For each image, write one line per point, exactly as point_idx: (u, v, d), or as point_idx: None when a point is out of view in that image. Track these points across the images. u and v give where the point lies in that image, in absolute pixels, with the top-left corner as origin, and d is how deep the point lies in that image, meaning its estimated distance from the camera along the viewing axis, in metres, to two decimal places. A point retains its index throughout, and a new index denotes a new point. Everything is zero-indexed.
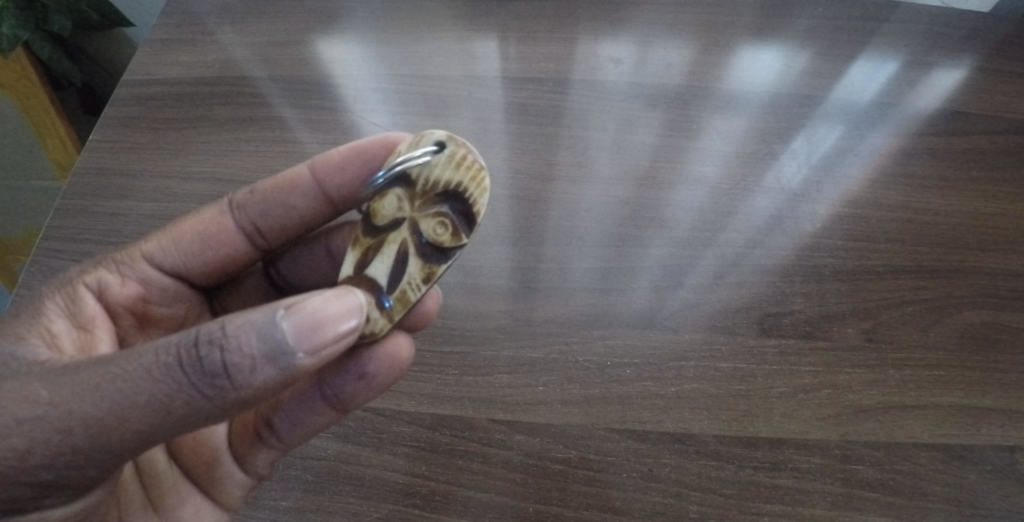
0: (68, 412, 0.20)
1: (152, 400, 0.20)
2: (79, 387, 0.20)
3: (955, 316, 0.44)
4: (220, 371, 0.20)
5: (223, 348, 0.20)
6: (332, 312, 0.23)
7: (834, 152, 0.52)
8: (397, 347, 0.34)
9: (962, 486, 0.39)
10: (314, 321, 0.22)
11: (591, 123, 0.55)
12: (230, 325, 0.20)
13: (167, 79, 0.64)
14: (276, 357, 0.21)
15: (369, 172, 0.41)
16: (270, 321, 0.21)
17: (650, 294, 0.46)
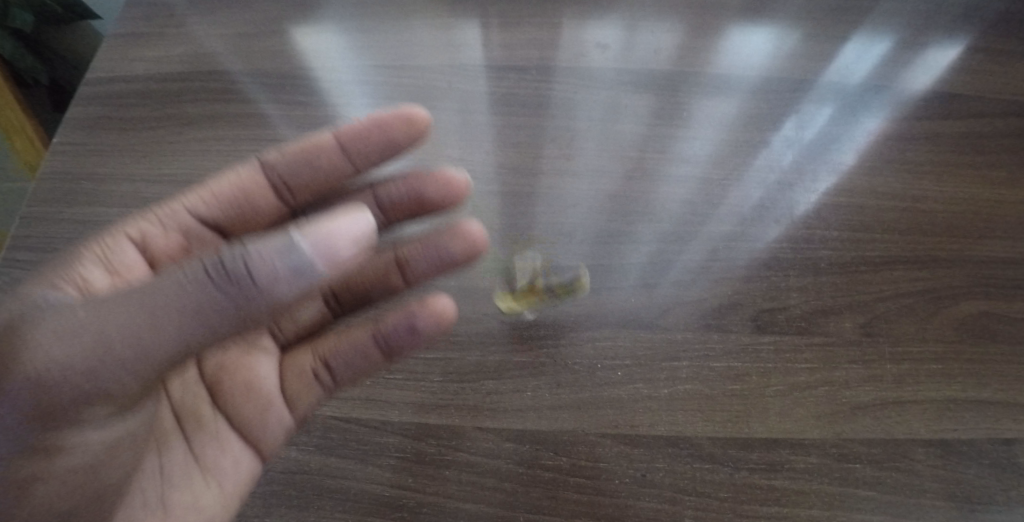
0: (112, 330, 0.23)
1: (195, 307, 0.23)
2: (125, 307, 0.23)
3: (953, 307, 0.43)
4: (247, 279, 0.23)
5: (249, 261, 0.23)
6: (344, 235, 0.26)
7: (828, 137, 0.50)
8: (443, 304, 0.42)
9: (961, 483, 0.38)
10: (326, 244, 0.25)
11: (577, 113, 0.53)
12: (251, 246, 0.24)
13: (133, 75, 0.60)
14: (298, 276, 0.24)
15: (387, 141, 0.46)
16: (289, 243, 0.24)
17: (639, 291, 0.44)
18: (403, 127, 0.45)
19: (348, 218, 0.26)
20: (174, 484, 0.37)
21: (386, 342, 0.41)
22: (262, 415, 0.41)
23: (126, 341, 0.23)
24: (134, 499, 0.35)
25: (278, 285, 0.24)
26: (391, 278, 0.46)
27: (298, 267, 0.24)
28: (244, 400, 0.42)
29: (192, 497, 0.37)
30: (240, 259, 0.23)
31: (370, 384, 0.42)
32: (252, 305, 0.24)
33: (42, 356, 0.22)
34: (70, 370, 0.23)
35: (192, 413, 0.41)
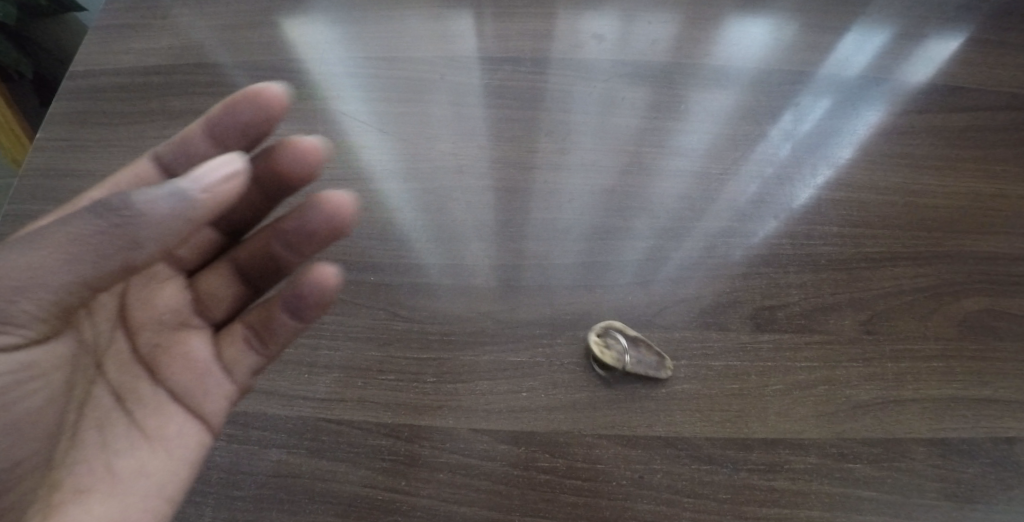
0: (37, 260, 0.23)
1: (86, 247, 0.23)
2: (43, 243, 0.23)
3: (955, 304, 0.42)
4: (121, 229, 0.22)
5: (119, 214, 0.22)
6: (215, 174, 0.23)
7: (828, 130, 0.49)
8: (327, 270, 0.34)
9: (963, 482, 0.37)
10: (202, 183, 0.23)
11: (572, 105, 0.52)
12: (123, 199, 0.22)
13: (117, 68, 0.59)
14: (175, 218, 0.23)
15: (251, 123, 0.36)
16: (154, 193, 0.22)
17: (636, 289, 0.44)
18: (256, 109, 0.35)
19: (221, 159, 0.24)
20: (129, 453, 0.29)
21: (291, 306, 0.35)
22: (206, 386, 0.34)
23: (23, 266, 0.23)
24: (74, 472, 0.28)
25: (159, 222, 0.23)
26: (382, 277, 0.45)
27: (178, 204, 0.23)
28: (183, 373, 0.33)
29: (140, 465, 0.29)
30: (118, 196, 0.22)
31: (361, 385, 0.41)
32: (139, 243, 0.23)
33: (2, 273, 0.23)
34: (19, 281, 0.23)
35: (131, 391, 0.31)
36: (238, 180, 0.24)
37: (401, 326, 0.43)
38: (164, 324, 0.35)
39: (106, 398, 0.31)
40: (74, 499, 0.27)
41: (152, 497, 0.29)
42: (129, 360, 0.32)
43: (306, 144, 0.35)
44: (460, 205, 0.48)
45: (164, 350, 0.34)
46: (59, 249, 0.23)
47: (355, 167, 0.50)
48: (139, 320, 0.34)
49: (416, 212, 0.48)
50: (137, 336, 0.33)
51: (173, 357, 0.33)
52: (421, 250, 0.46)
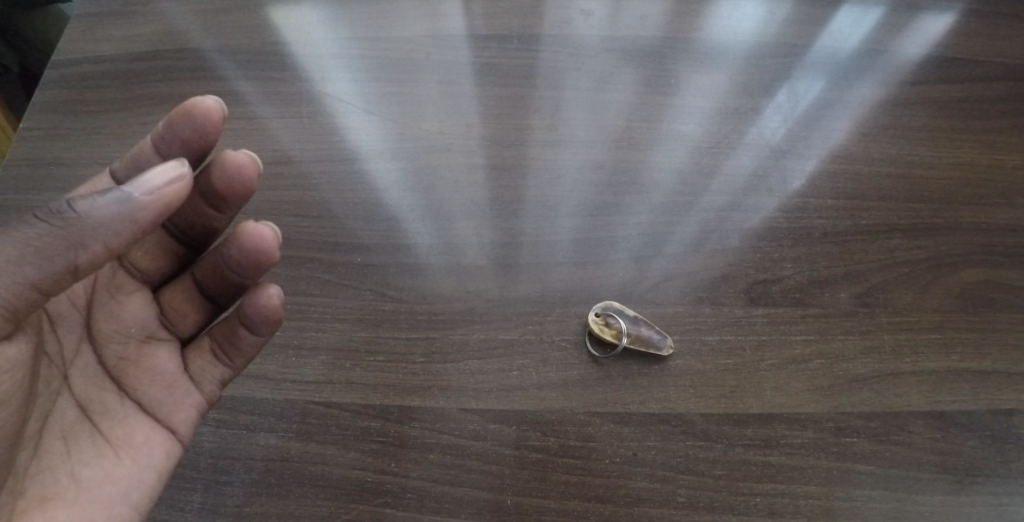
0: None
1: (42, 252, 0.24)
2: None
3: (952, 276, 0.42)
4: (74, 230, 0.24)
5: (73, 217, 0.24)
6: (158, 180, 0.25)
7: (822, 103, 0.48)
8: (270, 293, 0.35)
9: (960, 455, 0.37)
10: (145, 188, 0.25)
11: (562, 82, 0.51)
12: (77, 206, 0.24)
13: (99, 55, 0.58)
14: (121, 218, 0.25)
15: (198, 140, 0.34)
16: (109, 197, 0.24)
17: (630, 265, 0.43)
18: (199, 126, 0.34)
19: (159, 168, 0.26)
20: (94, 465, 0.31)
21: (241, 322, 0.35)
22: (174, 398, 0.34)
23: None
24: (42, 480, 0.29)
25: (104, 223, 0.24)
26: (370, 257, 0.44)
27: (121, 207, 0.25)
28: (152, 387, 0.34)
29: (104, 475, 0.30)
30: (62, 201, 0.24)
31: (349, 366, 0.40)
32: (86, 243, 0.25)
33: None
34: None
35: (98, 404, 0.32)
36: (180, 187, 0.26)
37: (389, 306, 0.42)
38: (131, 336, 0.35)
39: (70, 410, 0.31)
40: (39, 508, 0.28)
41: (118, 506, 0.30)
42: (96, 373, 0.33)
43: (240, 159, 0.34)
44: (449, 184, 0.47)
45: (130, 363, 0.34)
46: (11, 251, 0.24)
47: (342, 149, 0.49)
48: (105, 333, 0.34)
49: (405, 192, 0.47)
50: (103, 350, 0.33)
51: (139, 371, 0.34)
52: (410, 231, 0.45)
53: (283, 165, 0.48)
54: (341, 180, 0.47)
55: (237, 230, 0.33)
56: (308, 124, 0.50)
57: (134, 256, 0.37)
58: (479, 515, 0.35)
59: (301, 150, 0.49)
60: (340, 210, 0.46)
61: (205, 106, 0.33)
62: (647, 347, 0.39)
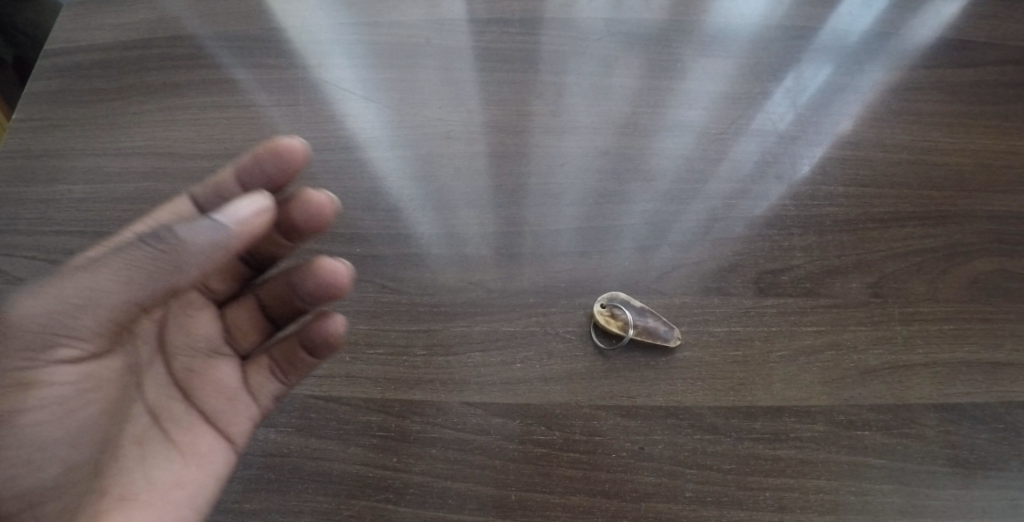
0: (104, 288, 0.25)
1: (146, 274, 0.25)
2: (104, 272, 0.25)
3: (965, 265, 0.41)
4: (175, 255, 0.25)
5: (174, 243, 0.25)
6: (246, 210, 0.27)
7: (833, 87, 0.47)
8: (336, 321, 0.34)
9: (974, 448, 0.36)
10: (234, 217, 0.26)
11: (565, 67, 0.50)
12: (179, 232, 0.26)
13: (91, 43, 0.57)
14: (215, 245, 0.26)
15: (277, 177, 0.36)
16: (207, 225, 0.26)
17: (635, 255, 0.42)
18: (283, 164, 0.35)
19: (245, 199, 0.27)
20: (167, 469, 0.29)
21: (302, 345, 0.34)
22: (235, 409, 0.33)
23: (85, 292, 0.25)
24: (121, 481, 0.27)
25: (200, 249, 0.26)
26: (370, 247, 0.43)
27: (214, 234, 0.26)
28: (216, 398, 0.33)
29: (175, 479, 0.29)
30: (164, 228, 0.26)
31: (349, 359, 0.39)
32: (183, 267, 0.26)
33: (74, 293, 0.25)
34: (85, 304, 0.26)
35: (167, 412, 0.31)
36: (264, 217, 0.28)
37: (390, 298, 0.41)
38: (198, 349, 0.34)
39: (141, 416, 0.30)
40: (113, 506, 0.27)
41: (184, 509, 0.29)
42: (165, 381, 0.32)
43: (322, 201, 0.35)
44: (450, 172, 0.46)
45: (197, 374, 0.33)
46: (121, 272, 0.25)
47: (341, 136, 0.48)
48: (174, 344, 0.33)
49: (406, 181, 0.46)
50: (171, 360, 0.32)
51: (204, 383, 0.33)
52: (410, 220, 0.44)
53: None
54: (339, 168, 0.46)
55: (313, 260, 0.33)
56: (307, 113, 0.49)
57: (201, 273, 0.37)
58: (482, 510, 0.35)
59: (298, 138, 0.48)
60: (338, 199, 0.45)
61: (292, 147, 0.35)
62: (654, 339, 0.38)
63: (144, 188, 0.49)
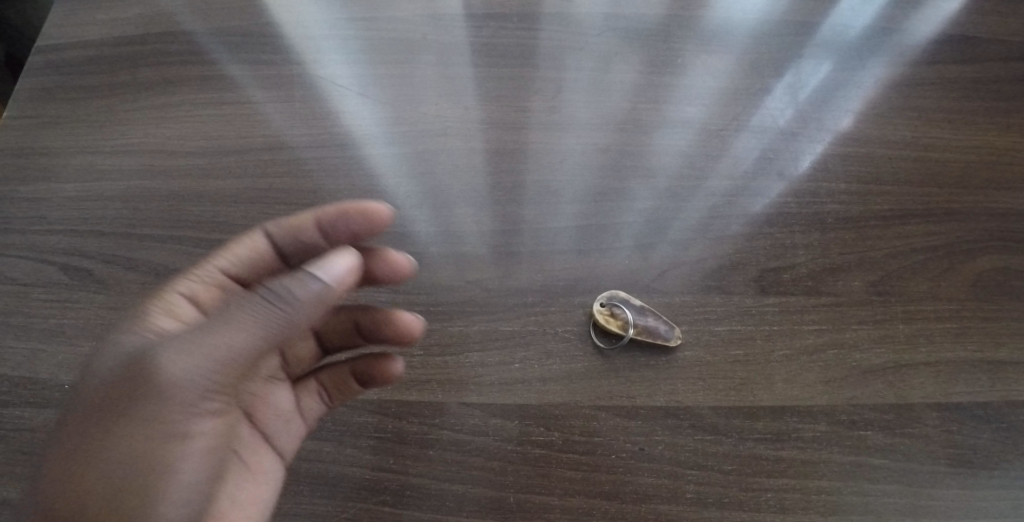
0: (230, 347, 0.23)
1: (269, 332, 0.23)
2: (232, 330, 0.23)
3: (968, 263, 0.40)
4: (290, 313, 0.24)
5: (289, 301, 0.24)
6: (342, 267, 0.26)
7: (835, 83, 0.47)
8: (396, 367, 0.35)
9: (977, 447, 0.35)
10: (334, 275, 0.26)
11: (564, 62, 0.49)
12: (293, 290, 0.24)
13: (82, 39, 0.56)
14: (320, 300, 0.25)
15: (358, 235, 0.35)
16: (312, 281, 0.25)
17: (635, 253, 0.41)
18: (367, 225, 0.35)
19: (339, 256, 0.27)
20: (241, 487, 0.30)
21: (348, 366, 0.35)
22: (289, 430, 0.34)
23: (214, 352, 0.22)
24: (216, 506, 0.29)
25: (311, 304, 0.25)
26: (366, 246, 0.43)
27: (321, 291, 0.25)
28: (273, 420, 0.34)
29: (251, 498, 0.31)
30: (277, 285, 0.24)
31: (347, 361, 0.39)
32: (297, 323, 0.25)
33: (208, 352, 0.22)
34: (221, 360, 0.23)
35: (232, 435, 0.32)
36: (357, 273, 0.27)
37: (386, 297, 0.41)
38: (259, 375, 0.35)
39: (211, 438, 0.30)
40: None
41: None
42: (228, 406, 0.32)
43: (402, 262, 0.35)
44: (447, 169, 0.45)
45: (258, 398, 0.34)
46: (244, 333, 0.23)
47: (335, 133, 0.47)
48: None
49: (403, 178, 0.45)
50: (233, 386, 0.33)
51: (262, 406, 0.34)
52: (406, 217, 0.44)
53: (274, 151, 0.47)
54: (334, 166, 0.46)
55: (389, 315, 0.35)
56: (303, 110, 0.49)
57: None
58: (480, 513, 0.34)
59: (292, 136, 0.48)
60: (333, 197, 0.45)
61: (381, 213, 0.35)
62: (654, 338, 0.37)
63: (137, 186, 0.49)
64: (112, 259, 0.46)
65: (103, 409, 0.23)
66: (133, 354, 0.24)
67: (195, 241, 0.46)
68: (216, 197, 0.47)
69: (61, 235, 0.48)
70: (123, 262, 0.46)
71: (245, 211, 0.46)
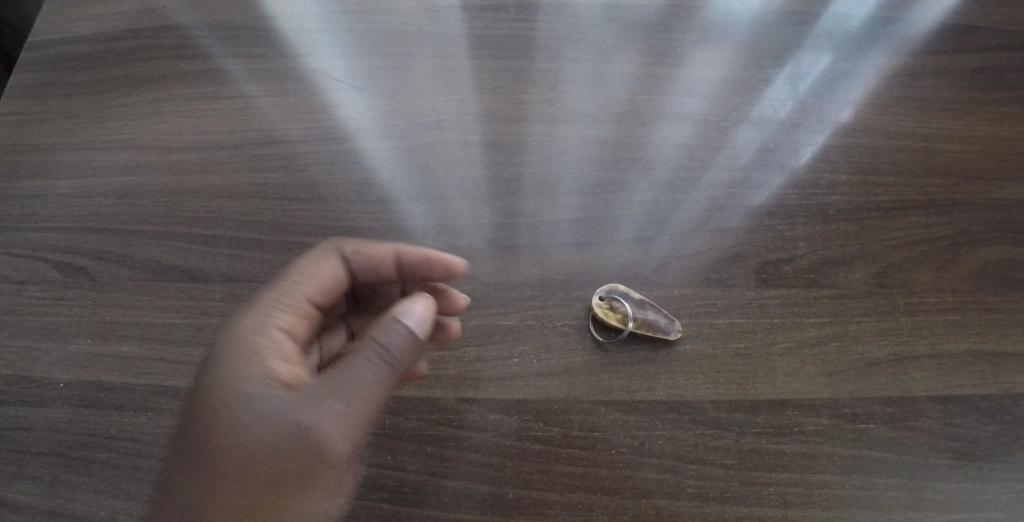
0: (370, 405, 0.27)
1: (390, 384, 0.28)
2: (366, 390, 0.26)
3: (971, 254, 0.40)
4: (403, 366, 0.28)
5: (402, 354, 0.28)
6: (424, 308, 0.29)
7: (835, 73, 0.46)
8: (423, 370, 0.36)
9: (980, 440, 0.35)
10: (420, 320, 0.29)
11: (562, 53, 0.48)
12: (401, 343, 0.28)
13: (73, 34, 0.55)
14: (419, 347, 0.29)
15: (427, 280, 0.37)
16: (412, 331, 0.28)
17: (634, 246, 0.41)
18: (441, 275, 0.37)
19: (422, 302, 0.30)
20: None
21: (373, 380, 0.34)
22: None
23: (360, 412, 0.26)
24: None
25: (415, 353, 0.29)
26: None
27: (420, 339, 0.29)
28: None
29: None
30: (388, 340, 0.27)
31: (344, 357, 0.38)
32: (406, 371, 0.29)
33: (354, 414, 0.26)
34: (365, 417, 0.27)
35: None
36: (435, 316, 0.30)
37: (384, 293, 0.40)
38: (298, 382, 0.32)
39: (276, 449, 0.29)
40: None
41: None
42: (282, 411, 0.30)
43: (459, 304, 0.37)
44: (443, 163, 0.45)
45: None
46: (378, 390, 0.27)
47: (329, 127, 0.47)
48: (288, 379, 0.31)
49: (399, 172, 0.45)
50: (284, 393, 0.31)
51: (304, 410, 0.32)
52: (401, 212, 0.43)
53: (270, 146, 0.47)
54: (329, 160, 0.46)
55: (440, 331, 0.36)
56: (298, 104, 0.48)
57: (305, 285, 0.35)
58: (479, 509, 0.34)
59: (286, 130, 0.47)
60: (328, 192, 0.45)
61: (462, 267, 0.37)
62: (654, 332, 0.37)
63: (130, 182, 0.48)
64: (106, 256, 0.46)
65: (257, 471, 0.24)
66: (269, 413, 0.25)
67: (190, 237, 0.45)
68: (211, 193, 0.46)
69: (54, 232, 0.47)
70: (117, 259, 0.45)
71: (241, 207, 0.45)
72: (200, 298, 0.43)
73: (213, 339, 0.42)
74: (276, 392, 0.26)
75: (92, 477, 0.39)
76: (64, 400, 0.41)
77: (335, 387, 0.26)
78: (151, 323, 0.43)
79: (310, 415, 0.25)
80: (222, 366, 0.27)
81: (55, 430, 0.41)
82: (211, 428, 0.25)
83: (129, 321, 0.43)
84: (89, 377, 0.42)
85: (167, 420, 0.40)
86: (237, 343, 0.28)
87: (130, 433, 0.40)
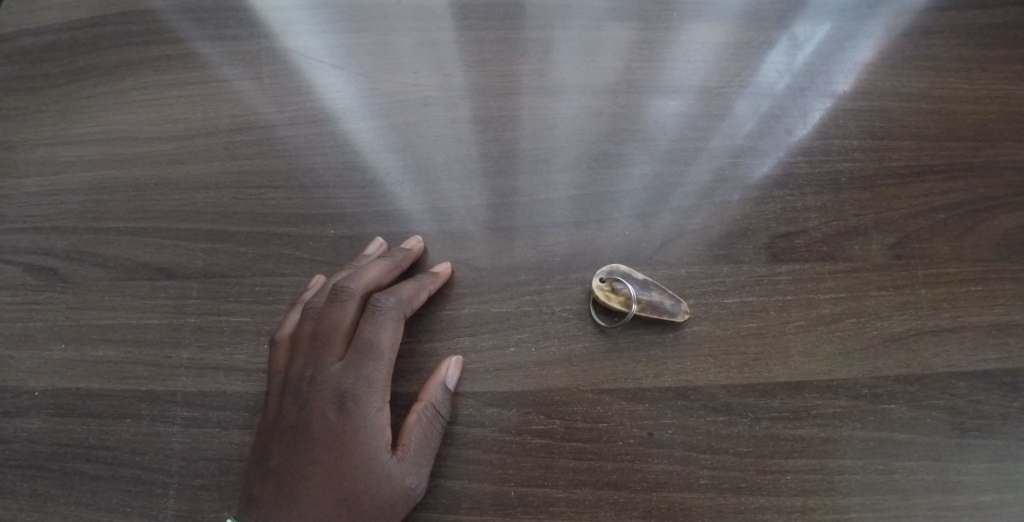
0: (430, 456, 0.33)
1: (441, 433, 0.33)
2: (429, 445, 0.33)
3: (993, 220, 0.37)
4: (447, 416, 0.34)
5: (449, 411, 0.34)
6: (456, 371, 0.34)
7: (841, 34, 0.44)
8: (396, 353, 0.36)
9: (1009, 417, 0.33)
10: (454, 382, 0.34)
11: (553, 22, 0.46)
12: (446, 406, 0.33)
13: (35, 23, 0.52)
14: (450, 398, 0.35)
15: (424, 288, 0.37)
16: (450, 392, 0.34)
17: (635, 223, 0.38)
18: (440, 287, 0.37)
19: (456, 365, 0.35)
20: None
21: (406, 405, 0.34)
22: None
23: (423, 464, 0.32)
24: None
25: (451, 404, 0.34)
26: (344, 229, 0.40)
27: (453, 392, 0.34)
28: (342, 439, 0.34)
29: None
30: (438, 406, 0.33)
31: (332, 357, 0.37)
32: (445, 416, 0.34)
33: (423, 464, 0.32)
34: (427, 463, 0.32)
35: None
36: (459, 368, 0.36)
37: None
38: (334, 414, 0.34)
39: None
40: None
41: None
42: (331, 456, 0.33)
43: (443, 282, 0.37)
44: (430, 142, 0.42)
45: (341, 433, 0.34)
46: (433, 444, 0.33)
47: (308, 109, 0.45)
48: None
49: (383, 154, 0.42)
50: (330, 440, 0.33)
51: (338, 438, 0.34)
52: (387, 196, 0.41)
53: (246, 131, 0.45)
54: (308, 144, 0.44)
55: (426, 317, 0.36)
56: (276, 87, 0.46)
57: (343, 330, 0.34)
58: (479, 509, 0.32)
59: (262, 114, 0.45)
60: (309, 179, 0.42)
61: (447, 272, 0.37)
62: (659, 314, 0.35)
63: (101, 178, 0.46)
64: (78, 255, 0.43)
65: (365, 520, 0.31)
66: (384, 477, 0.31)
67: (165, 232, 0.43)
68: (185, 185, 0.44)
69: (23, 234, 0.45)
70: (89, 259, 0.43)
71: (217, 199, 0.43)
72: (177, 296, 0.41)
73: (192, 339, 0.39)
74: (384, 459, 0.31)
75: (72, 489, 0.36)
76: (40, 409, 0.39)
77: (410, 451, 0.32)
78: (127, 325, 0.40)
79: (405, 477, 0.31)
80: (352, 443, 0.31)
81: (32, 441, 0.38)
82: (324, 495, 0.31)
83: (104, 324, 0.41)
84: (63, 384, 0.39)
85: (147, 427, 0.37)
86: (365, 425, 0.32)
87: (109, 441, 0.37)
